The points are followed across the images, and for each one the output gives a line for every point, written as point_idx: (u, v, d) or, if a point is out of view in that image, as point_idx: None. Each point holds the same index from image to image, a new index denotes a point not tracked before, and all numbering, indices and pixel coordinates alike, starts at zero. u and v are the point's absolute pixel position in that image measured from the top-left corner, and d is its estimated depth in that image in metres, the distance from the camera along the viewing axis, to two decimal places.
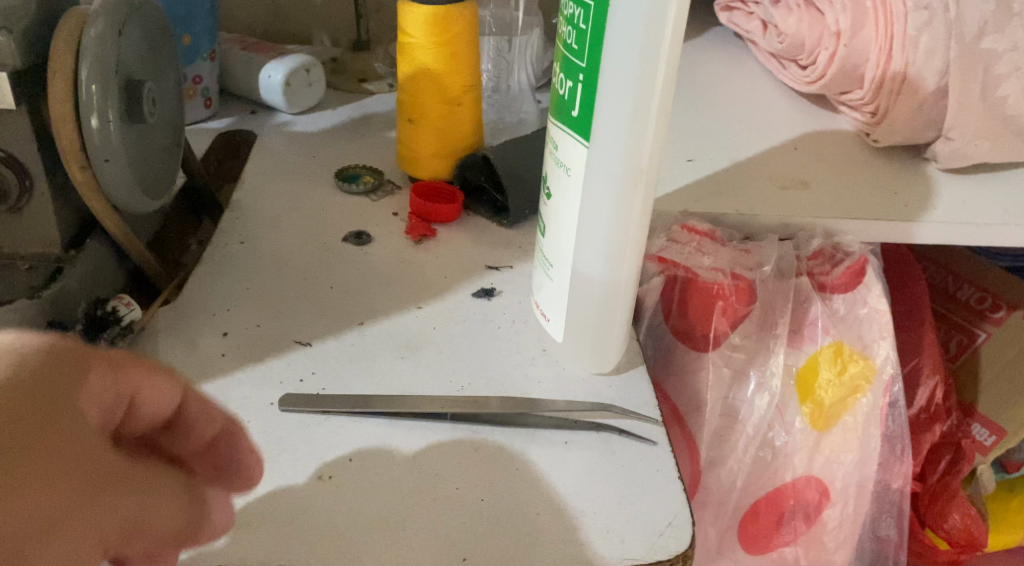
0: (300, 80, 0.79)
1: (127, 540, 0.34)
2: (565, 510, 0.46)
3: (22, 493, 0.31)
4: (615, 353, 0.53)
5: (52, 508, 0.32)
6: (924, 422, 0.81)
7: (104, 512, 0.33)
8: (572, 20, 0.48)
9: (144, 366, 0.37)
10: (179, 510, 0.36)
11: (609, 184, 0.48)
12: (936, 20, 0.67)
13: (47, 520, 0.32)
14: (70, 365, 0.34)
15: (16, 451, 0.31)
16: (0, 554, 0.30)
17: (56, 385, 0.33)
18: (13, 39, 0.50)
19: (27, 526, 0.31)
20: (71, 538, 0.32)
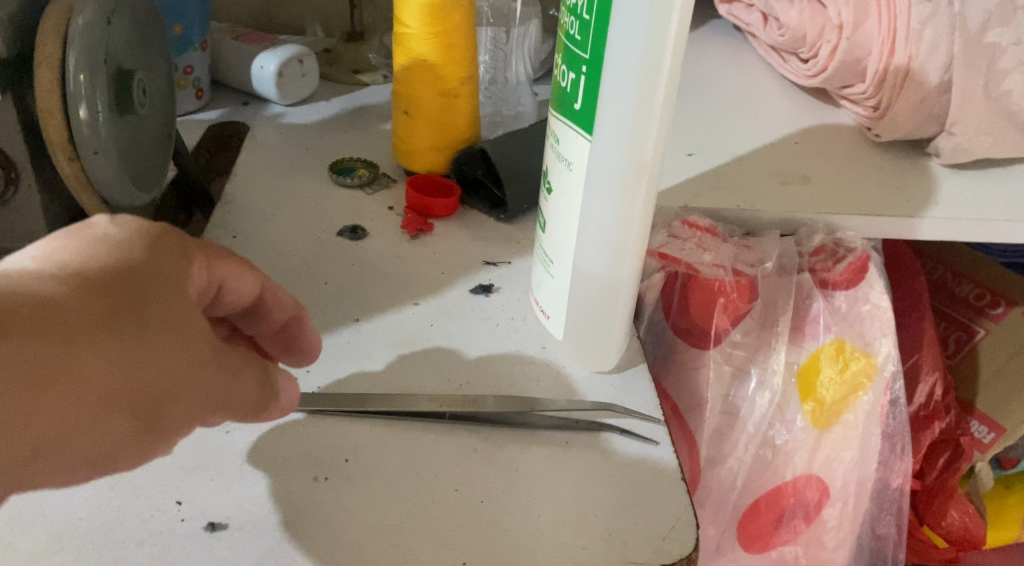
0: (293, 71, 0.78)
1: (229, 400, 0.41)
2: (566, 512, 0.45)
3: (157, 360, 0.37)
4: (616, 350, 0.52)
5: (168, 369, 0.38)
6: (922, 421, 0.80)
7: (215, 378, 0.40)
8: (574, 10, 0.46)
9: (230, 258, 0.42)
10: (262, 381, 0.42)
11: (611, 179, 0.47)
12: (940, 13, 0.66)
13: (175, 383, 0.38)
14: (179, 251, 0.40)
15: (147, 325, 0.37)
16: (129, 400, 0.37)
17: (171, 270, 0.39)
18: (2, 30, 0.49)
19: (163, 388, 0.38)
20: (191, 399, 0.39)
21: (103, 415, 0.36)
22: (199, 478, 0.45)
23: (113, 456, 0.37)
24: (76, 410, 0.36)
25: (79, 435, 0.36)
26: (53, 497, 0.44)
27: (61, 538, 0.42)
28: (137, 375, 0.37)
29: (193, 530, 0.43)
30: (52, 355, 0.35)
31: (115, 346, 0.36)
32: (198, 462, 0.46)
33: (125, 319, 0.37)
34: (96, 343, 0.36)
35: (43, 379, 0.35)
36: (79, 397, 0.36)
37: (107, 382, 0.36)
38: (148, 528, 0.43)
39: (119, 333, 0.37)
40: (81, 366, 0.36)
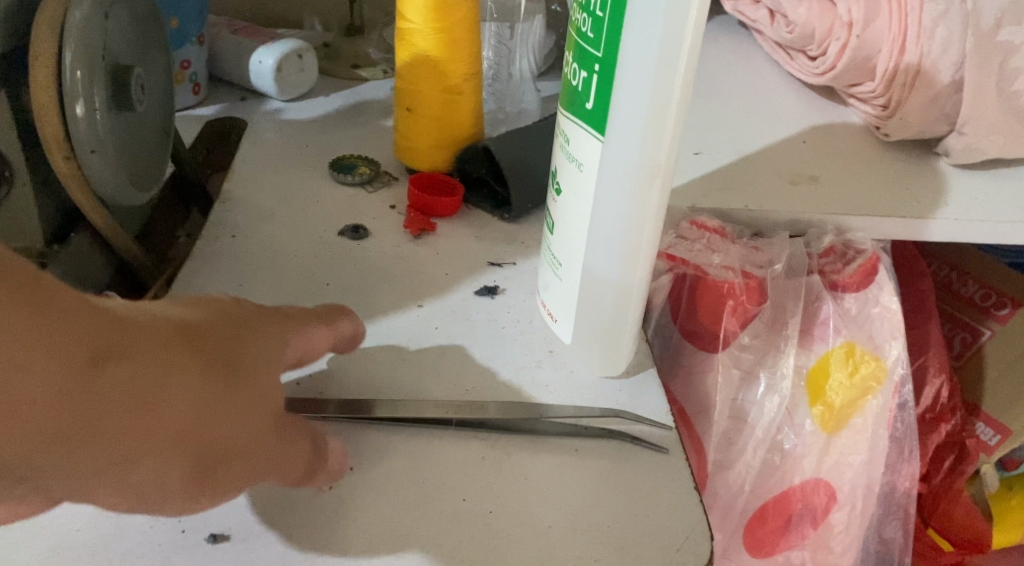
0: (292, 66, 0.76)
1: (288, 468, 0.42)
2: (576, 522, 0.44)
3: (240, 407, 0.40)
4: (627, 354, 0.51)
5: (240, 432, 0.40)
6: (929, 422, 0.80)
7: (281, 441, 0.42)
8: (587, 7, 0.45)
9: (316, 334, 0.47)
10: (314, 450, 0.43)
11: (624, 181, 0.46)
12: (953, 11, 0.65)
13: (250, 434, 0.40)
14: (278, 328, 0.45)
15: (239, 375, 0.40)
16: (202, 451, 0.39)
17: (267, 338, 0.43)
18: None
19: (238, 435, 0.40)
20: (258, 455, 0.41)
21: (182, 448, 0.38)
22: None
23: (178, 490, 0.38)
24: (164, 435, 0.38)
25: (156, 460, 0.38)
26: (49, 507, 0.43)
27: (58, 550, 0.41)
28: (221, 417, 0.39)
29: (195, 541, 0.42)
30: (159, 379, 0.38)
31: (212, 385, 0.39)
32: None
33: (223, 365, 0.40)
34: (198, 380, 0.39)
35: (145, 399, 0.37)
36: (171, 423, 0.38)
37: (195, 416, 0.38)
38: (148, 540, 0.42)
39: (217, 374, 0.40)
40: (181, 394, 0.38)
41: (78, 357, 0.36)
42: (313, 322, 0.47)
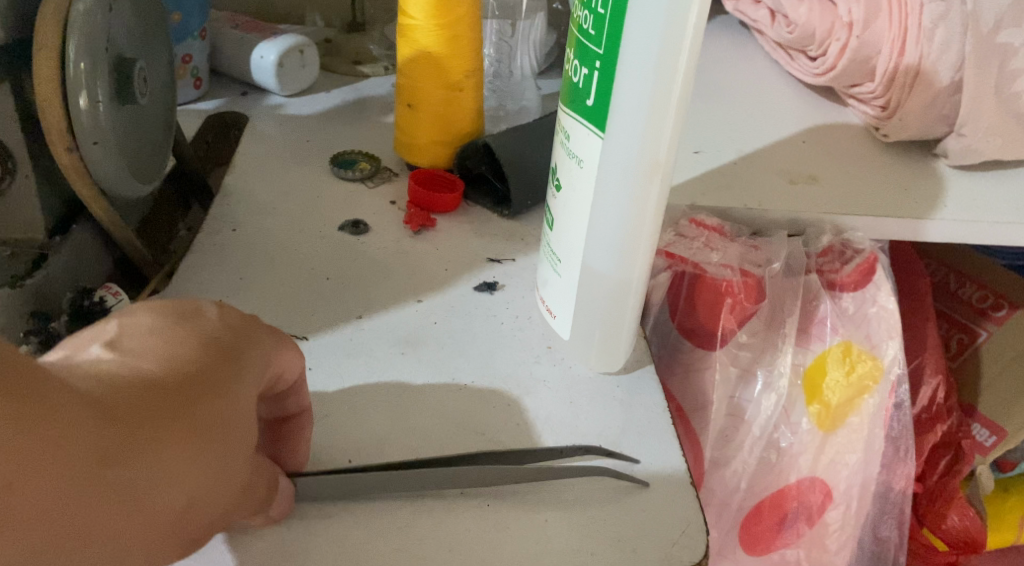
0: (293, 61, 0.76)
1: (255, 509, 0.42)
2: (572, 517, 0.44)
3: (204, 475, 0.39)
4: (625, 351, 0.52)
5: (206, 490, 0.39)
6: (925, 424, 0.79)
7: (249, 492, 0.41)
8: (588, 4, 0.45)
9: (286, 357, 0.44)
10: (273, 486, 0.42)
11: (624, 180, 0.46)
12: (953, 13, 0.65)
13: (215, 498, 0.40)
14: (249, 354, 0.43)
15: (203, 437, 0.39)
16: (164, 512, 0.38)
17: (236, 376, 0.42)
18: None
19: (203, 501, 0.39)
20: (226, 510, 0.40)
21: (144, 528, 0.38)
22: None
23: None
24: (125, 522, 0.37)
25: (119, 545, 0.37)
26: None
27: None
28: (185, 489, 0.39)
29: None
30: (117, 467, 0.37)
31: (173, 457, 0.38)
32: None
33: (188, 432, 0.39)
34: (157, 459, 0.38)
35: (103, 488, 0.37)
36: (132, 506, 0.37)
37: (157, 496, 0.38)
38: None
39: (178, 445, 0.39)
40: (137, 475, 0.37)
41: (39, 454, 0.35)
42: (284, 342, 0.45)
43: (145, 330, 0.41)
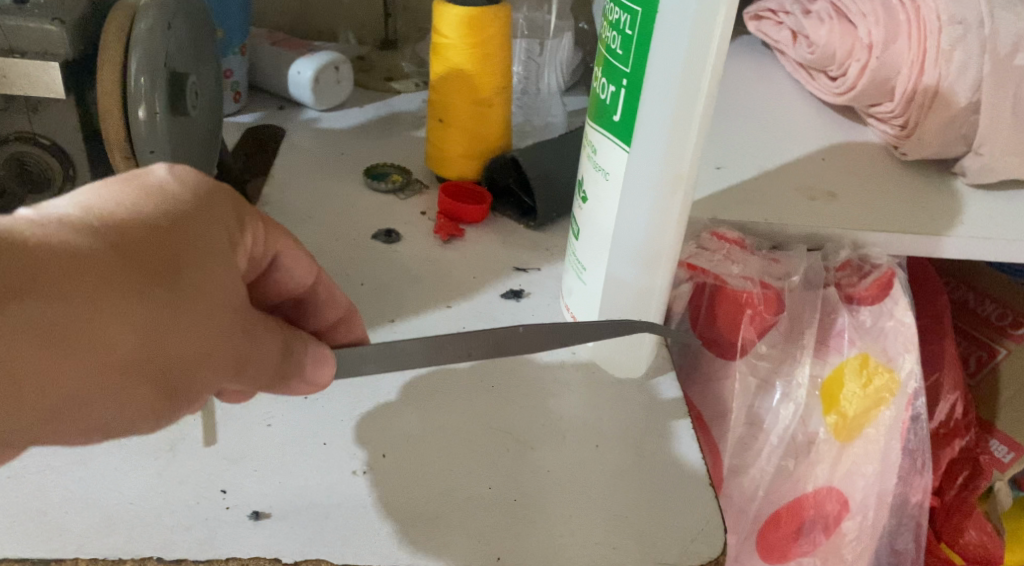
0: (329, 77, 0.79)
1: (256, 368, 0.40)
2: (596, 513, 0.46)
3: (185, 329, 0.36)
4: (646, 356, 0.54)
5: (188, 347, 0.37)
6: (943, 438, 0.81)
7: (245, 347, 0.39)
8: (616, 25, 0.48)
9: (268, 225, 0.43)
10: (290, 355, 0.42)
11: (649, 190, 0.48)
12: (971, 35, 0.66)
13: (204, 352, 0.37)
14: (216, 207, 0.39)
15: (173, 292, 0.36)
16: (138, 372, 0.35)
17: (209, 228, 0.39)
18: (66, 30, 0.51)
19: (194, 358, 0.37)
20: (222, 366, 0.38)
21: (126, 387, 0.35)
22: (242, 468, 0.46)
23: (135, 429, 0.36)
24: (101, 380, 0.35)
25: (99, 407, 0.35)
26: (105, 483, 0.45)
27: (113, 520, 0.43)
28: (164, 343, 0.36)
29: (238, 517, 0.44)
30: (80, 323, 0.34)
31: (142, 311, 0.35)
32: (240, 454, 0.47)
33: (156, 283, 0.36)
34: (124, 312, 0.35)
35: (66, 345, 0.34)
36: (103, 363, 0.35)
37: (134, 353, 0.35)
38: (195, 514, 0.44)
39: (147, 298, 0.36)
40: (90, 333, 0.34)
41: None
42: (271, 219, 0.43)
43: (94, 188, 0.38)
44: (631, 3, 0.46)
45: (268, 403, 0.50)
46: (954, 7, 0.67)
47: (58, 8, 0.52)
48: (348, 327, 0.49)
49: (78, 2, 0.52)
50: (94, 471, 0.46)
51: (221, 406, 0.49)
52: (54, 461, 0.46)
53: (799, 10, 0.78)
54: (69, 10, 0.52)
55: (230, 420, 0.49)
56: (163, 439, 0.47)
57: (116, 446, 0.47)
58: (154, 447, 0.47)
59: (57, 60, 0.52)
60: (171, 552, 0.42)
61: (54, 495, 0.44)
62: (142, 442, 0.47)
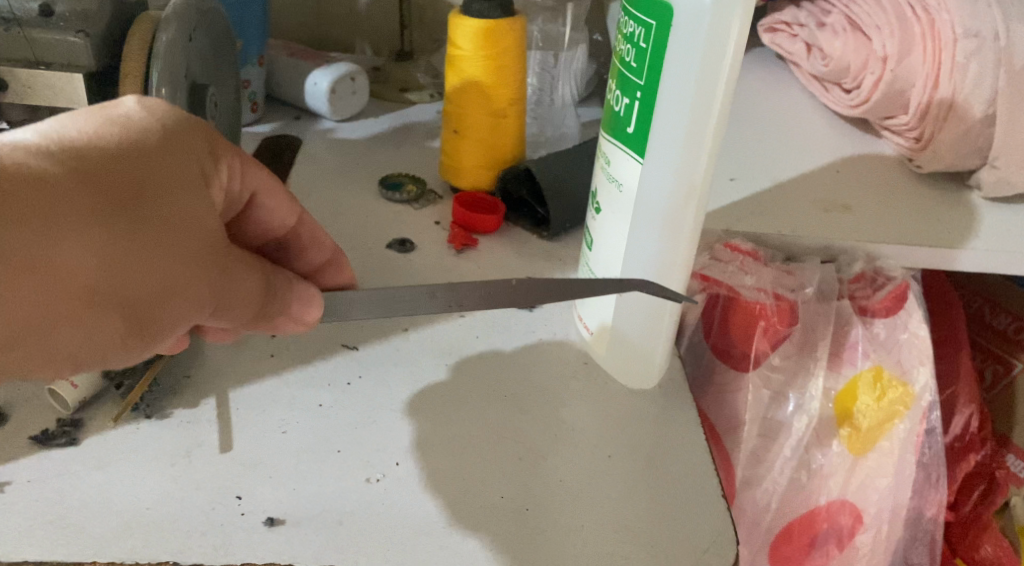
0: (345, 88, 0.80)
1: (228, 303, 0.41)
2: (608, 523, 0.46)
3: (151, 264, 0.38)
4: (658, 368, 0.54)
5: (159, 278, 0.38)
6: (958, 453, 0.80)
7: (216, 283, 0.40)
8: (631, 38, 0.48)
9: (249, 162, 0.45)
10: (266, 295, 0.44)
11: (662, 201, 0.48)
12: (985, 48, 0.66)
13: (173, 284, 0.39)
14: (188, 140, 0.41)
15: (144, 223, 0.38)
16: (110, 298, 0.37)
17: (180, 161, 0.40)
18: (90, 43, 0.52)
19: (164, 288, 0.38)
20: (191, 299, 0.39)
21: (94, 314, 0.37)
22: (258, 475, 0.47)
23: (102, 358, 0.38)
24: (69, 306, 0.36)
25: (66, 333, 0.36)
26: (122, 488, 0.45)
27: (131, 525, 0.44)
28: (132, 272, 0.37)
29: (253, 524, 0.45)
30: (47, 249, 0.35)
31: (110, 240, 0.37)
32: (256, 461, 0.47)
33: (124, 214, 0.37)
34: (92, 240, 0.36)
35: (33, 271, 0.35)
36: (70, 290, 0.36)
37: (102, 281, 0.37)
38: (210, 520, 0.44)
39: (114, 227, 0.37)
40: (63, 258, 0.36)
41: None
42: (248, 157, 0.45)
43: (68, 121, 0.39)
44: (645, 16, 0.47)
45: (283, 410, 0.50)
46: (969, 19, 0.67)
47: (82, 20, 0.52)
48: (335, 270, 0.52)
49: (102, 15, 0.53)
50: (111, 476, 0.46)
51: (237, 413, 0.50)
52: (72, 465, 0.46)
53: (812, 23, 0.78)
54: (93, 22, 0.53)
55: (245, 427, 0.49)
56: (180, 445, 0.48)
57: (133, 451, 0.47)
58: (170, 453, 0.47)
59: (82, 71, 0.53)
60: (188, 557, 0.43)
61: (72, 499, 0.45)
62: (159, 447, 0.48)
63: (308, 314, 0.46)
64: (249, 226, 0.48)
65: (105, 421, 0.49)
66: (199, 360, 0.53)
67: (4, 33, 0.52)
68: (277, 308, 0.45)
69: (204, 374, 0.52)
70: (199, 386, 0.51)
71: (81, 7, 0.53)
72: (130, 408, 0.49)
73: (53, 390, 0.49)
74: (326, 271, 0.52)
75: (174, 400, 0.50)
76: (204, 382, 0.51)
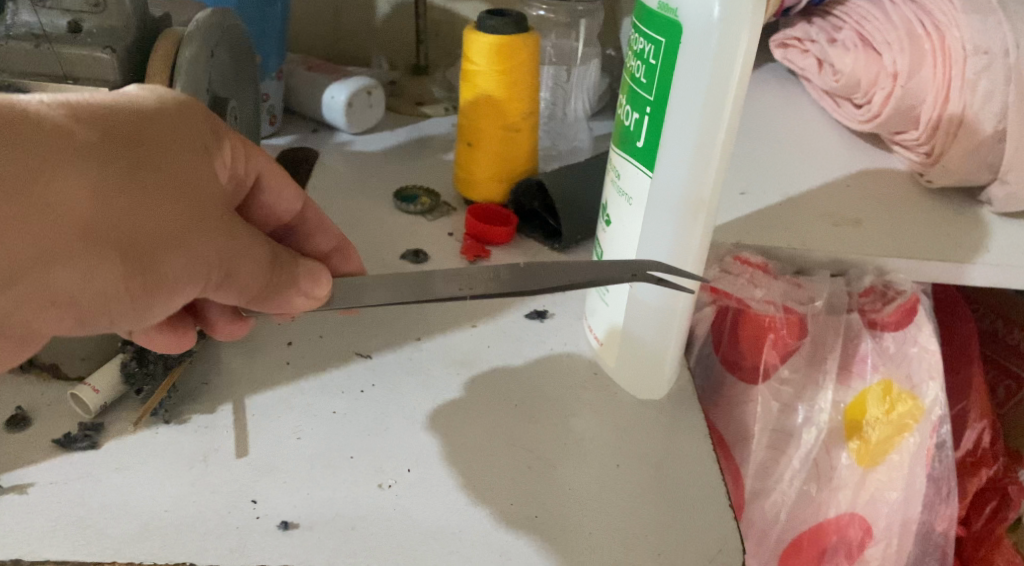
0: (362, 102, 0.81)
1: (231, 263, 0.43)
2: (615, 531, 0.47)
3: (151, 210, 0.39)
4: (668, 379, 0.54)
5: (158, 225, 0.40)
6: (968, 468, 0.80)
7: (219, 242, 0.42)
8: (641, 55, 0.49)
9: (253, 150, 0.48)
10: (273, 272, 0.45)
11: (671, 213, 0.49)
12: (996, 64, 0.67)
13: (173, 232, 0.40)
14: (194, 112, 0.44)
15: (144, 173, 0.40)
16: (111, 238, 0.38)
17: (183, 127, 0.43)
18: (116, 58, 0.54)
19: (164, 235, 0.40)
20: (191, 254, 0.41)
21: (94, 252, 0.38)
22: (273, 479, 0.48)
23: (99, 301, 0.39)
24: (68, 243, 0.38)
25: (63, 270, 0.38)
26: (142, 491, 0.46)
27: (150, 527, 0.45)
28: (133, 216, 0.39)
29: (268, 527, 0.46)
30: (45, 185, 0.37)
31: (109, 183, 0.39)
32: (271, 466, 0.48)
33: (121, 163, 0.39)
34: (90, 182, 0.38)
35: (31, 206, 0.37)
36: (70, 226, 0.38)
37: (100, 223, 0.38)
38: (227, 523, 0.45)
39: (111, 172, 0.39)
40: (66, 195, 0.38)
41: None
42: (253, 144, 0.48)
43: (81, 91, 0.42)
44: (655, 34, 0.47)
45: (298, 417, 0.51)
46: (979, 36, 0.68)
47: (109, 37, 0.54)
48: (345, 257, 0.54)
49: (128, 30, 0.55)
50: (132, 479, 0.47)
51: (253, 419, 0.51)
52: (93, 468, 0.47)
53: (823, 38, 0.79)
54: (119, 38, 0.54)
55: (261, 432, 0.50)
56: (198, 449, 0.49)
57: (153, 455, 0.48)
58: (188, 457, 0.48)
59: (108, 86, 0.54)
60: (204, 559, 0.44)
61: (94, 501, 0.46)
62: (177, 452, 0.49)
63: (318, 289, 0.46)
64: (259, 210, 0.51)
65: (126, 425, 0.50)
66: (217, 367, 0.54)
67: (34, 49, 0.53)
68: (286, 284, 0.46)
69: (221, 381, 0.53)
70: (217, 392, 0.52)
71: (109, 24, 0.54)
72: (150, 413, 0.50)
73: (76, 395, 0.50)
74: (336, 258, 0.54)
75: (192, 406, 0.51)
76: (221, 388, 0.53)
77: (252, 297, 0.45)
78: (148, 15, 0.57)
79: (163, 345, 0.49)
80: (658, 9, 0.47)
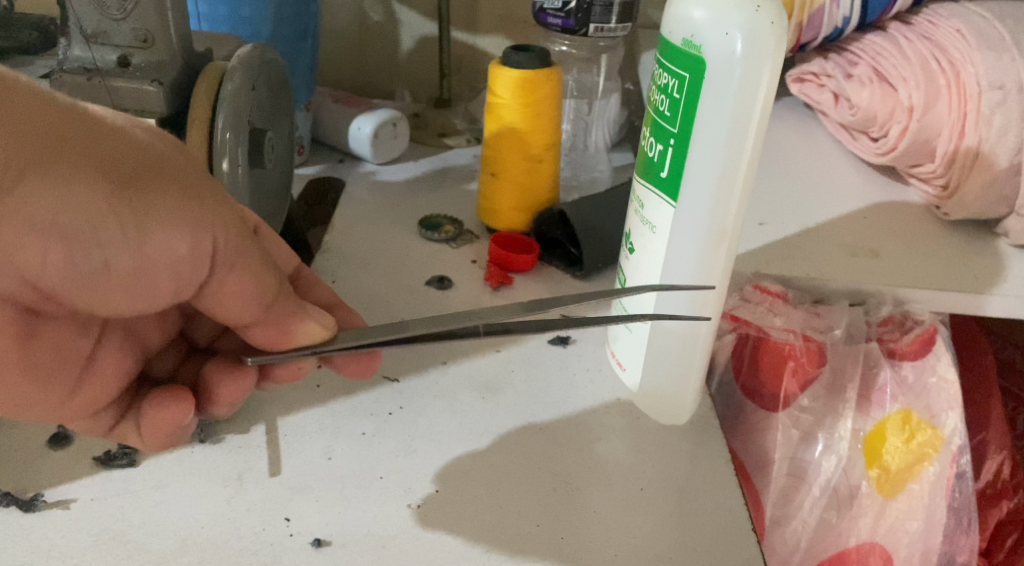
0: (388, 133, 0.83)
1: (227, 228, 0.43)
2: (640, 552, 0.48)
3: (141, 153, 0.42)
4: (690, 405, 0.55)
5: (147, 166, 0.41)
6: (989, 498, 0.78)
7: (208, 200, 0.43)
8: (665, 89, 0.51)
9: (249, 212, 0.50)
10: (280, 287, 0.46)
11: (695, 241, 0.51)
12: (1011, 100, 0.68)
13: (163, 175, 0.42)
14: None
15: (134, 129, 0.43)
16: (102, 159, 0.40)
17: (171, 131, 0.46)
18: (163, 90, 0.56)
19: (154, 173, 0.41)
20: (182, 198, 0.42)
21: (86, 166, 0.39)
22: (306, 498, 0.49)
23: (85, 214, 0.39)
24: (60, 159, 0.39)
25: (51, 175, 0.38)
26: (179, 507, 0.48)
27: (187, 542, 0.46)
28: (124, 151, 0.41)
29: (302, 544, 0.47)
30: (34, 111, 0.39)
31: (102, 124, 0.41)
32: (304, 485, 0.50)
33: (110, 120, 0.42)
34: (77, 118, 0.40)
35: (17, 124, 0.38)
36: (64, 141, 0.39)
37: (88, 149, 0.40)
38: (262, 540, 0.47)
39: (100, 121, 0.41)
40: (62, 119, 0.40)
41: None
42: None
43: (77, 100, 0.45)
44: (679, 69, 0.49)
45: (328, 438, 0.52)
46: (993, 73, 0.69)
47: (156, 71, 0.57)
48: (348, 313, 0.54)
49: (174, 65, 0.57)
50: (169, 496, 0.48)
51: (285, 439, 0.52)
52: (133, 484, 0.49)
53: (839, 73, 0.80)
54: (165, 72, 0.57)
55: (294, 452, 0.51)
56: (233, 468, 0.50)
57: (189, 473, 0.50)
58: (222, 475, 0.50)
59: (153, 117, 0.56)
60: None
61: (134, 517, 0.47)
62: (212, 470, 0.50)
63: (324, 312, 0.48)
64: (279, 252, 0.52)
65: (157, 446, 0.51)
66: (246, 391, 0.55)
67: (86, 82, 0.56)
68: (291, 316, 0.47)
69: (252, 405, 0.54)
70: (249, 413, 0.54)
71: (156, 58, 0.57)
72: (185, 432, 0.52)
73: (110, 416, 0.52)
74: (339, 311, 0.53)
75: (225, 425, 0.53)
76: (255, 410, 0.54)
77: (261, 303, 0.45)
78: (191, 51, 0.60)
79: (170, 423, 0.46)
80: (681, 45, 0.49)
